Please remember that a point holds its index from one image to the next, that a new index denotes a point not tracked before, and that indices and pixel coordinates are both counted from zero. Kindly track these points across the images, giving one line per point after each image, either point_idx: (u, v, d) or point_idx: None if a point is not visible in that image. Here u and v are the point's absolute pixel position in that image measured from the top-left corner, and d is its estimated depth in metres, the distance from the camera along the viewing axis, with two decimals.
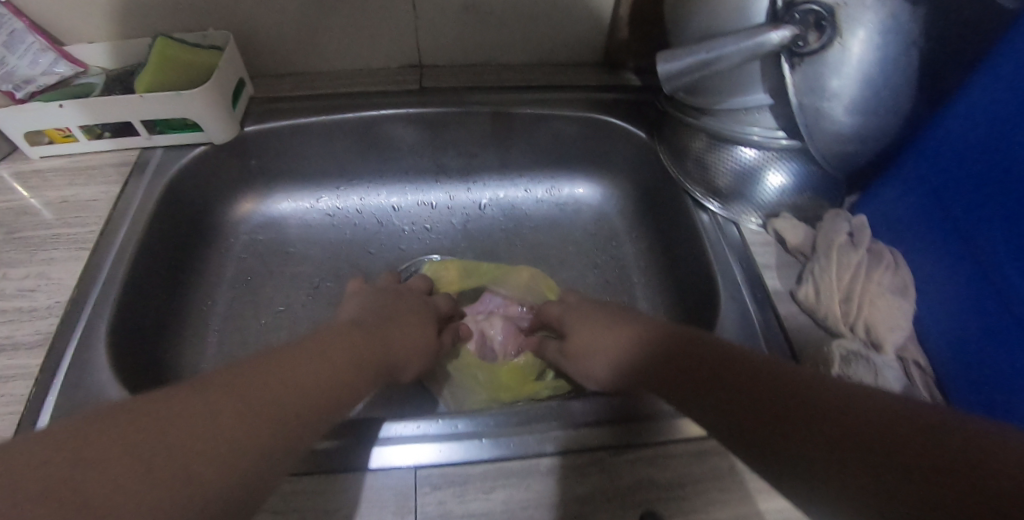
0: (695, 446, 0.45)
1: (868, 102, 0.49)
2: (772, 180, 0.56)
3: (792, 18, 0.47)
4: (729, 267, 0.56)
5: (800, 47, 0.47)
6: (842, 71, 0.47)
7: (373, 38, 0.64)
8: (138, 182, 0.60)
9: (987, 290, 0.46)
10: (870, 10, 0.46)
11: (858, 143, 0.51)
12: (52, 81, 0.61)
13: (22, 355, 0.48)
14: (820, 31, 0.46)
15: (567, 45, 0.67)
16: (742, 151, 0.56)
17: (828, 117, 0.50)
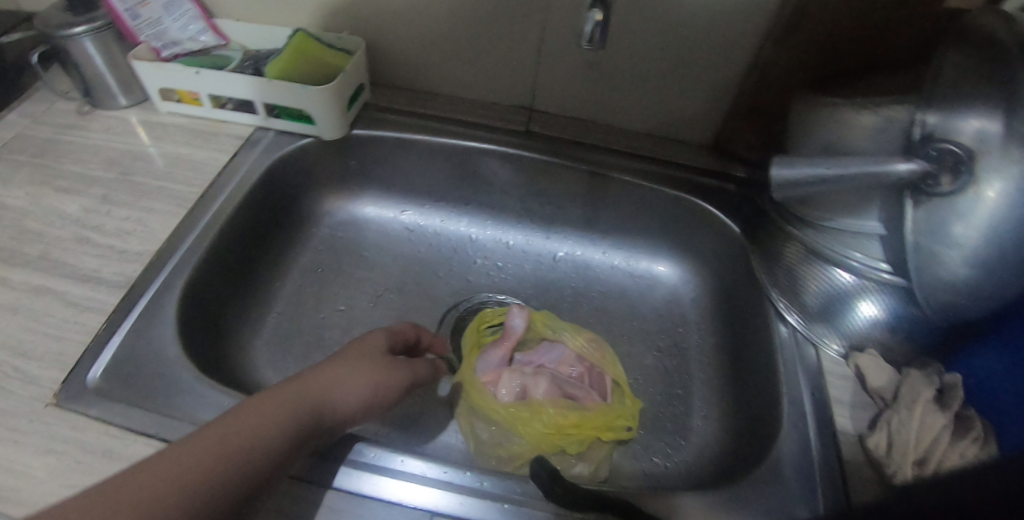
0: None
1: (994, 259, 0.43)
2: (863, 309, 0.53)
3: (926, 153, 0.45)
4: (796, 387, 0.52)
5: (929, 186, 0.45)
6: (968, 220, 0.44)
7: (495, 74, 0.66)
8: (245, 158, 0.63)
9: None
10: (1014, 162, 0.41)
11: (970, 297, 0.46)
12: (196, 47, 0.67)
13: (104, 291, 0.52)
14: (955, 176, 0.44)
15: (680, 121, 0.67)
16: (838, 273, 0.54)
17: (940, 262, 0.46)
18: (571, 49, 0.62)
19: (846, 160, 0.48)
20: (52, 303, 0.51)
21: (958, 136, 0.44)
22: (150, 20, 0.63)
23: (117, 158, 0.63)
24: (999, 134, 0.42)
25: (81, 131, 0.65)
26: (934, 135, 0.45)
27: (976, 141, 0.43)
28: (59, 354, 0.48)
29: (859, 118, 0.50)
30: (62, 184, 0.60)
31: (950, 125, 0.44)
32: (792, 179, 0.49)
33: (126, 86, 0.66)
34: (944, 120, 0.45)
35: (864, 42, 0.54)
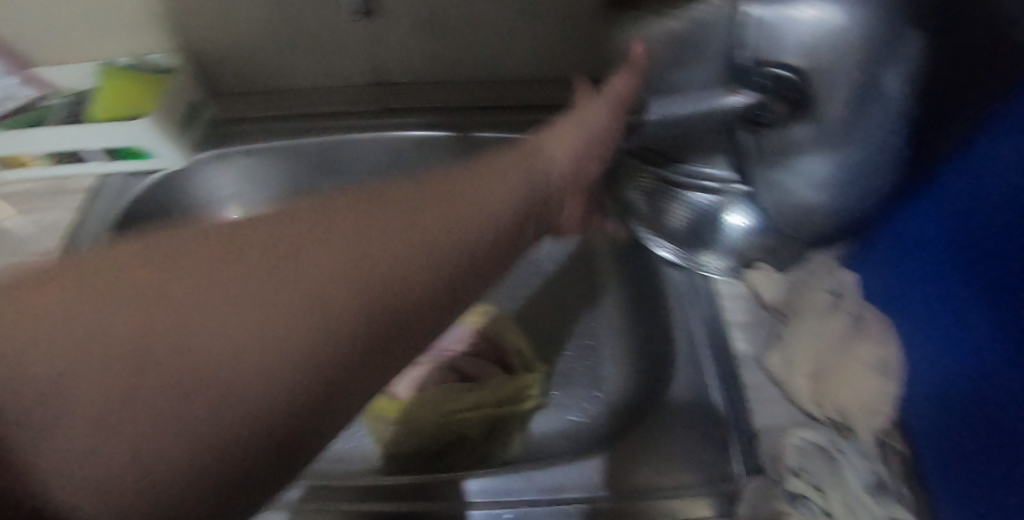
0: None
1: (844, 180, 0.41)
2: (732, 222, 0.51)
3: (755, 81, 0.39)
4: (688, 318, 0.50)
5: (762, 118, 0.41)
6: (807, 144, 0.40)
7: (330, 55, 0.60)
8: (96, 210, 0.60)
9: (974, 376, 0.38)
10: (847, 81, 0.37)
11: (830, 215, 0.44)
12: (13, 104, 0.61)
13: None
14: (786, 104, 0.39)
15: (543, 57, 0.60)
16: (698, 195, 0.51)
17: (789, 189, 0.44)
18: (395, 14, 0.55)
19: (700, 92, 0.43)
20: None
21: (785, 56, 0.37)
22: None
23: None
24: (830, 50, 0.36)
25: None
26: (761, 58, 0.38)
27: (810, 61, 0.37)
28: None
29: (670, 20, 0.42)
30: None
31: (776, 43, 0.37)
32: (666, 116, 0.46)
33: None
34: (774, 14, 0.37)
35: None
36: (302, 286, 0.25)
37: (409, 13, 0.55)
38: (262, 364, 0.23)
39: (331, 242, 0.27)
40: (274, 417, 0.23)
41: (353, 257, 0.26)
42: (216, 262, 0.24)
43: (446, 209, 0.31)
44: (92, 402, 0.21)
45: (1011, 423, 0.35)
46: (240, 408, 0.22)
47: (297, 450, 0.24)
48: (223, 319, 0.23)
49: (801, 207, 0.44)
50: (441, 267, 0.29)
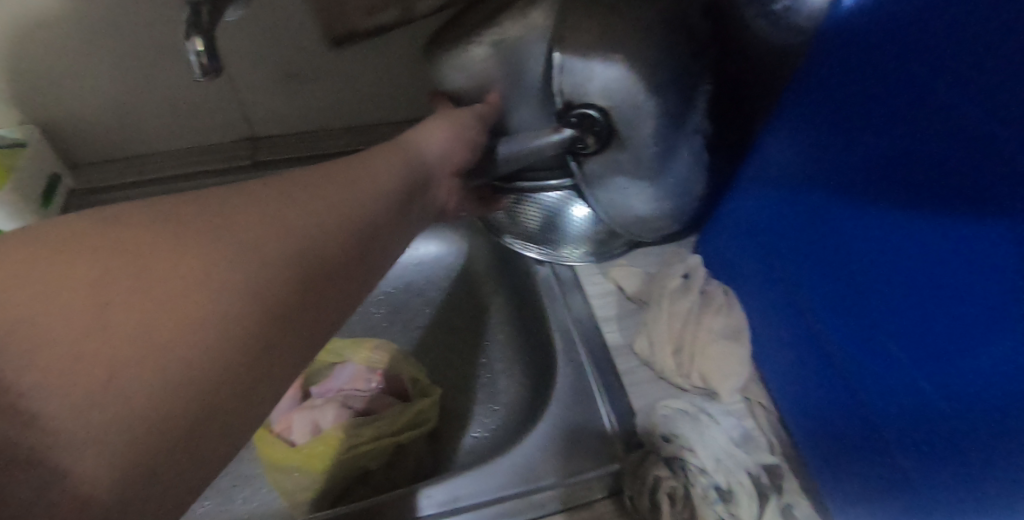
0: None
1: (661, 188, 0.49)
2: (576, 213, 0.56)
3: (569, 120, 0.44)
4: (563, 319, 0.54)
5: (581, 148, 0.47)
6: (625, 170, 0.48)
7: (198, 113, 0.62)
8: None
9: (852, 399, 0.40)
10: (643, 110, 0.43)
11: (662, 217, 0.52)
12: None
13: None
14: (596, 136, 0.45)
15: (401, 101, 0.65)
16: (544, 194, 0.56)
17: (624, 202, 0.51)
18: (258, 71, 0.58)
19: (533, 135, 0.47)
20: None
21: (589, 98, 0.43)
22: None
23: None
24: (621, 90, 0.42)
25: None
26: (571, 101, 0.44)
27: (608, 100, 0.43)
28: None
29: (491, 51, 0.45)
30: None
31: (579, 88, 0.43)
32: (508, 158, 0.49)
33: None
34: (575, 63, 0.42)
35: None
36: (229, 254, 0.27)
37: (271, 67, 0.58)
38: (207, 333, 0.25)
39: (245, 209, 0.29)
40: (238, 354, 0.26)
41: (271, 227, 0.29)
42: (142, 243, 0.26)
43: (349, 177, 0.35)
44: (67, 381, 0.23)
45: (897, 455, 0.37)
46: (201, 377, 0.25)
47: (248, 400, 0.27)
48: (165, 299, 0.25)
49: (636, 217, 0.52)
50: (347, 231, 0.32)
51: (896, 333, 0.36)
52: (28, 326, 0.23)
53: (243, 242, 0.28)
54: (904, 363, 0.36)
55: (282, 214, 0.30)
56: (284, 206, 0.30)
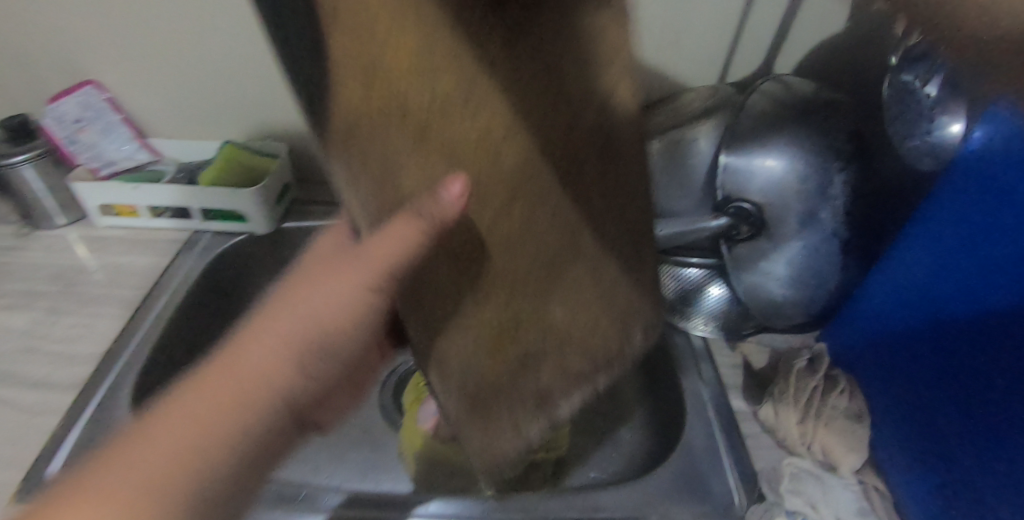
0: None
1: (799, 279, 0.58)
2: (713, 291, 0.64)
3: (728, 211, 0.57)
4: (693, 377, 0.61)
5: (735, 235, 0.58)
6: (770, 254, 0.58)
7: None
8: (186, 255, 0.68)
9: (953, 463, 0.49)
10: (792, 208, 0.56)
11: (795, 307, 0.60)
12: (131, 165, 0.74)
13: (57, 389, 0.56)
14: (750, 225, 0.57)
15: None
16: (687, 269, 0.64)
17: (762, 289, 0.60)
18: None
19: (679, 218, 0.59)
20: (6, 411, 0.54)
21: (747, 195, 0.56)
22: (87, 144, 0.71)
23: (62, 273, 0.68)
24: (777, 191, 0.55)
25: (20, 254, 0.70)
26: (730, 195, 0.56)
27: (764, 197, 0.56)
28: (15, 454, 0.51)
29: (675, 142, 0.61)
30: (5, 301, 0.64)
31: (740, 186, 0.56)
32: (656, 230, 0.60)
33: (65, 208, 0.72)
34: (742, 165, 0.56)
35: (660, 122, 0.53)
36: (283, 371, 0.35)
37: None
38: (207, 446, 0.32)
39: (309, 370, 0.36)
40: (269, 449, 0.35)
41: (286, 344, 0.36)
42: (208, 422, 0.32)
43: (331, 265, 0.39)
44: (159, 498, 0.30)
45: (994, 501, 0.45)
46: (202, 493, 0.31)
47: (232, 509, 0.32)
48: (190, 438, 0.32)
49: (773, 302, 0.60)
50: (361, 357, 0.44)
51: (985, 394, 0.46)
52: (105, 477, 0.29)
53: (265, 370, 0.35)
54: (991, 413, 0.46)
55: (322, 355, 0.38)
56: (284, 323, 0.36)
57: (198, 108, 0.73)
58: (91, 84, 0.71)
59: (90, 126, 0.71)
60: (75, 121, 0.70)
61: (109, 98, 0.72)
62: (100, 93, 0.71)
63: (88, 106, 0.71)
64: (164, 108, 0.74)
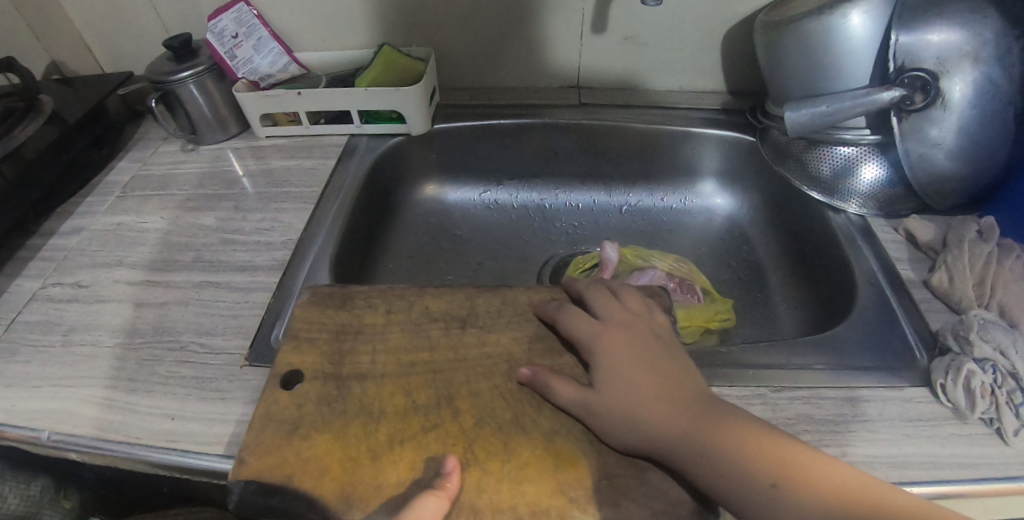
0: (835, 400, 0.50)
1: (968, 150, 0.58)
2: (867, 173, 0.64)
3: (902, 81, 0.57)
4: (856, 245, 0.62)
5: (908, 105, 0.58)
6: (941, 124, 0.57)
7: (542, 60, 0.77)
8: (350, 158, 0.73)
9: None
10: (967, 74, 0.55)
11: (960, 183, 0.60)
12: (285, 77, 0.76)
13: (263, 274, 0.61)
14: (926, 94, 0.56)
15: (705, 74, 0.76)
16: (841, 148, 0.65)
17: (928, 162, 0.59)
18: (610, 25, 0.72)
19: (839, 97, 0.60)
20: (224, 292, 0.60)
21: (923, 64, 0.56)
22: (244, 58, 0.72)
23: (233, 178, 0.72)
24: (953, 57, 0.55)
25: (191, 164, 0.74)
26: (905, 65, 0.57)
27: (939, 65, 0.56)
28: (237, 328, 0.57)
29: (820, 21, 0.60)
30: (190, 204, 0.69)
31: (916, 55, 0.56)
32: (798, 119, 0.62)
33: (223, 121, 0.76)
34: (912, 37, 0.56)
35: (398, 364, 0.50)
36: None
37: (621, 27, 0.72)
38: None
39: None
40: None
41: None
42: None
43: None
44: None
45: None
46: None
47: None
48: None
49: (938, 175, 0.59)
50: None
51: None
52: None
53: None
54: None
55: None
56: None
57: (343, 15, 0.75)
58: (242, 1, 0.72)
59: (246, 40, 0.72)
60: (233, 36, 0.71)
61: (257, 14, 0.74)
62: (251, 10, 0.73)
63: (242, 22, 0.72)
64: (309, 18, 0.75)
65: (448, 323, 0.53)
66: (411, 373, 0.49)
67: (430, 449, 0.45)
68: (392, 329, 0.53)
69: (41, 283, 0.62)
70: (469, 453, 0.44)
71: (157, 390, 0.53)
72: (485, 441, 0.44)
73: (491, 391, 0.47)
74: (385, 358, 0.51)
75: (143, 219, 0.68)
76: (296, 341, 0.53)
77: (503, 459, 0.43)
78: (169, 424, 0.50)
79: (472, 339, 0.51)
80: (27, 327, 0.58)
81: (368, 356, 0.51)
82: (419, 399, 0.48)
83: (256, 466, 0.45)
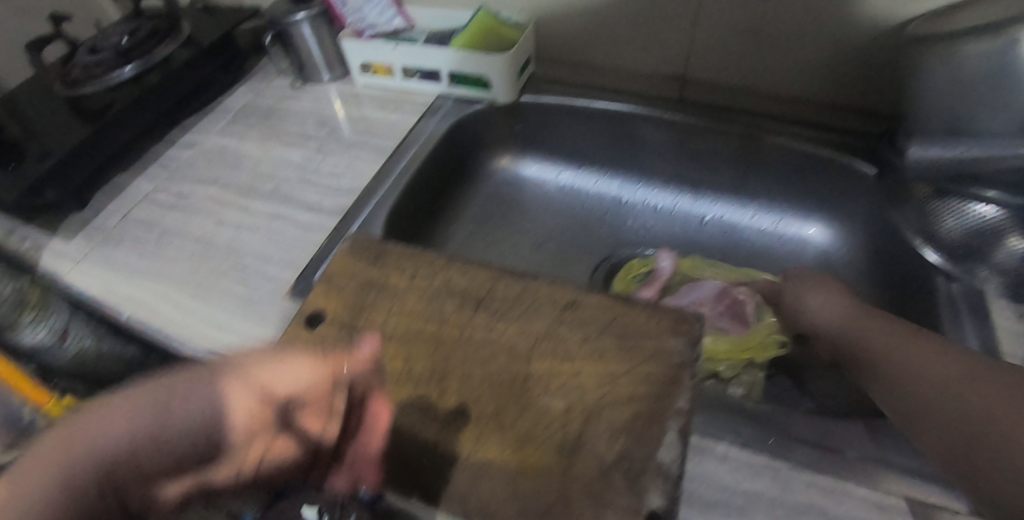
0: (856, 497, 0.43)
1: None
2: (1006, 241, 0.53)
3: None
4: (959, 323, 0.51)
5: None
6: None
7: (651, 43, 0.70)
8: (431, 118, 0.73)
9: None
10: None
11: None
12: (389, 30, 0.78)
13: (323, 216, 0.65)
14: None
15: (837, 84, 0.65)
16: (975, 206, 0.54)
17: None
18: (730, 16, 0.64)
19: (978, 143, 0.51)
20: (289, 226, 0.64)
21: None
22: (353, 7, 0.75)
23: (326, 120, 0.77)
24: None
25: (296, 100, 0.80)
26: None
27: None
28: (289, 262, 0.62)
29: (966, 47, 0.48)
30: (284, 138, 0.75)
31: None
32: (925, 159, 0.55)
33: (330, 65, 0.80)
34: None
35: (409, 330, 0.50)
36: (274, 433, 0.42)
37: (742, 19, 0.64)
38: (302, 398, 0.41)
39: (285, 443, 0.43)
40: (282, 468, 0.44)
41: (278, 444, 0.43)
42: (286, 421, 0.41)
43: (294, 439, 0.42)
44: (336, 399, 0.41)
45: None
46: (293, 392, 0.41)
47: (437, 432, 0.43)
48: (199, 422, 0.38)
49: None
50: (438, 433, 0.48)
51: None
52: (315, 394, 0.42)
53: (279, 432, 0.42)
54: None
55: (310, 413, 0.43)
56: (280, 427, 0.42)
57: None
58: None
59: None
60: None
61: None
62: None
63: None
64: None
65: (464, 301, 0.52)
66: (417, 340, 0.49)
67: (410, 420, 0.44)
68: (413, 293, 0.53)
69: (153, 186, 0.71)
70: (444, 437, 0.44)
71: (212, 300, 0.59)
72: (465, 430, 0.44)
73: (485, 381, 0.46)
74: (396, 321, 0.51)
75: (244, 145, 0.75)
76: (331, 286, 0.54)
77: (469, 454, 0.43)
78: (213, 332, 0.57)
79: (481, 322, 0.50)
80: (135, 222, 0.68)
81: (382, 317, 0.51)
82: (415, 368, 0.47)
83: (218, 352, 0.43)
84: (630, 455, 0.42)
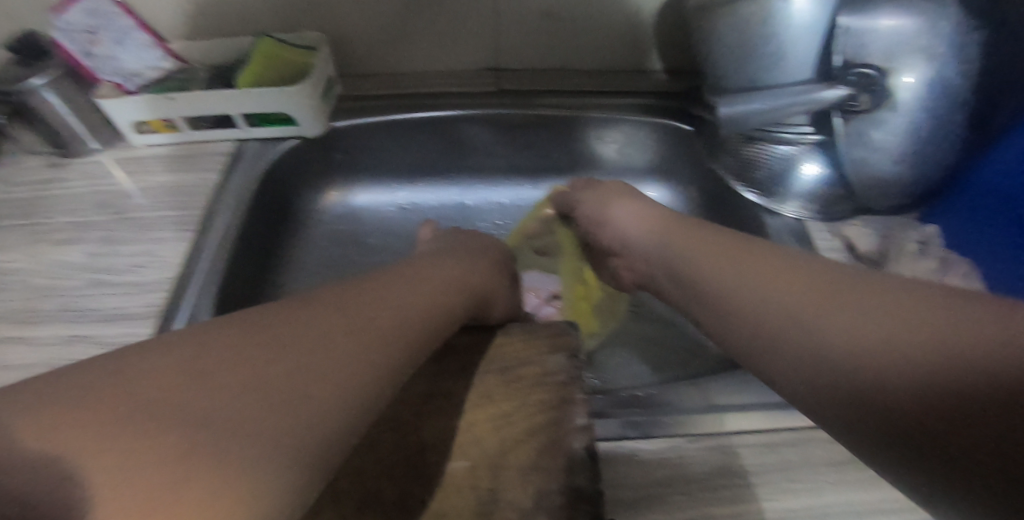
0: (755, 452, 0.46)
1: (911, 155, 0.52)
2: (806, 170, 0.58)
3: (847, 78, 0.51)
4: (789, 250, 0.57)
5: (852, 106, 0.52)
6: (885, 125, 0.51)
7: (455, 39, 0.67)
8: (236, 170, 0.64)
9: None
10: (916, 69, 0.48)
11: (904, 185, 0.54)
12: (157, 75, 0.66)
13: (132, 324, 0.53)
14: (873, 94, 0.50)
15: (636, 49, 0.67)
16: (778, 146, 0.59)
17: (870, 165, 0.53)
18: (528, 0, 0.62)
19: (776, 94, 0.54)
20: (89, 347, 0.51)
21: (872, 59, 0.49)
22: (105, 57, 0.62)
23: (108, 201, 0.64)
24: (901, 44, 0.48)
25: (61, 182, 0.66)
26: (851, 61, 0.50)
27: (888, 61, 0.49)
28: None
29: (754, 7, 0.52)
30: (57, 236, 0.61)
31: (864, 45, 0.49)
32: (732, 117, 0.56)
33: (95, 131, 0.66)
34: (860, 26, 0.49)
35: None
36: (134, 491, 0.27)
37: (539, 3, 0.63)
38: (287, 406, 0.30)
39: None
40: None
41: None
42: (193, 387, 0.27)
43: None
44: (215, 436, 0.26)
45: None
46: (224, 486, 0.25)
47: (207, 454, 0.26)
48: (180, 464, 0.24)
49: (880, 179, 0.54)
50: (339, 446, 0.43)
51: None
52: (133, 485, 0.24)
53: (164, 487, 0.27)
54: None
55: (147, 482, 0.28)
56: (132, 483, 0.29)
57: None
58: None
59: (104, 36, 0.61)
60: (88, 33, 0.61)
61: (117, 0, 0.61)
62: None
63: (97, 13, 0.61)
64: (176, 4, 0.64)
65: None
66: None
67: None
68: None
69: None
70: None
71: None
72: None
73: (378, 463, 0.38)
74: None
75: (4, 257, 0.59)
76: None
77: None
78: None
79: None
80: None
81: None
82: None
83: (42, 437, 0.23)
84: (549, 492, 0.34)
